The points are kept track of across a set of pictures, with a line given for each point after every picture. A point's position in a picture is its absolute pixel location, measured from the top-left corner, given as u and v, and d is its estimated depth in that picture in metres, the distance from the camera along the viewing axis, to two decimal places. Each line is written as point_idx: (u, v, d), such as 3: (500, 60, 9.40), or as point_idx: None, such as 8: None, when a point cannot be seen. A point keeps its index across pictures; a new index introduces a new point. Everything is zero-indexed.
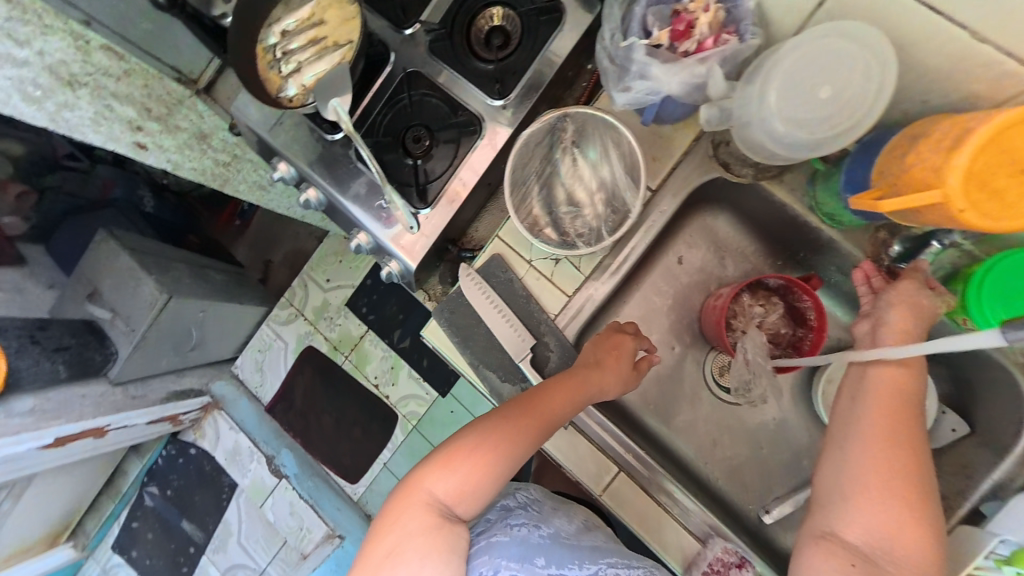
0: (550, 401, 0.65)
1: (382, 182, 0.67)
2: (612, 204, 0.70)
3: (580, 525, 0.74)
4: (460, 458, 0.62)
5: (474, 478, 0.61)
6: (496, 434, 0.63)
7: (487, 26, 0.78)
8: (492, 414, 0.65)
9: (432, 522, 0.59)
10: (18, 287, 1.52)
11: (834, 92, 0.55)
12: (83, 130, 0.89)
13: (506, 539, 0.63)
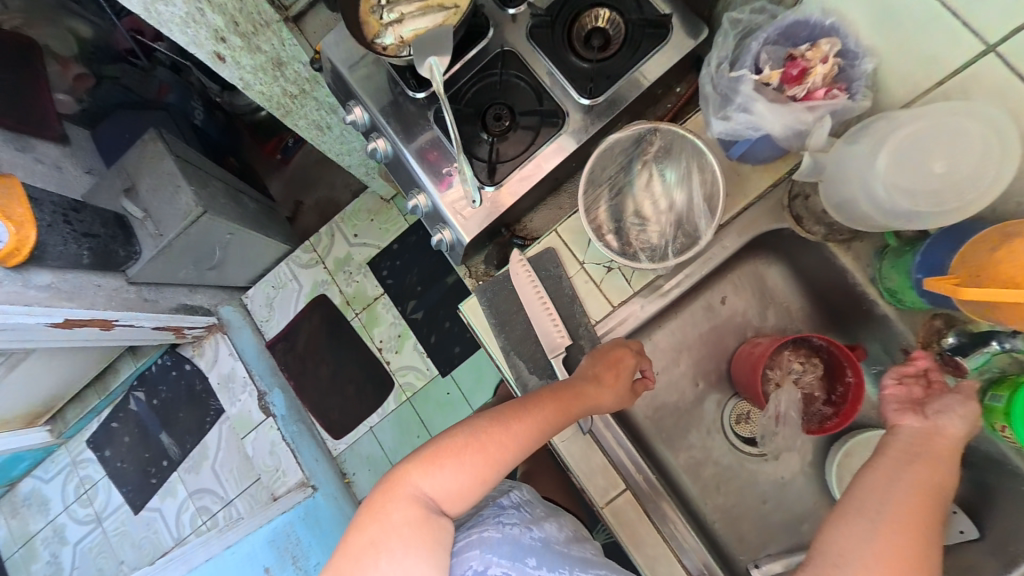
0: (545, 409, 0.64)
1: (459, 149, 0.68)
2: (681, 226, 0.70)
3: (568, 532, 0.75)
4: (447, 457, 0.60)
5: (463, 477, 0.59)
6: (488, 435, 0.61)
7: (591, 26, 0.77)
8: (484, 415, 0.63)
9: (417, 518, 0.56)
10: (56, 166, 1.51)
11: (950, 168, 0.51)
12: (170, 26, 0.88)
13: (497, 536, 0.63)
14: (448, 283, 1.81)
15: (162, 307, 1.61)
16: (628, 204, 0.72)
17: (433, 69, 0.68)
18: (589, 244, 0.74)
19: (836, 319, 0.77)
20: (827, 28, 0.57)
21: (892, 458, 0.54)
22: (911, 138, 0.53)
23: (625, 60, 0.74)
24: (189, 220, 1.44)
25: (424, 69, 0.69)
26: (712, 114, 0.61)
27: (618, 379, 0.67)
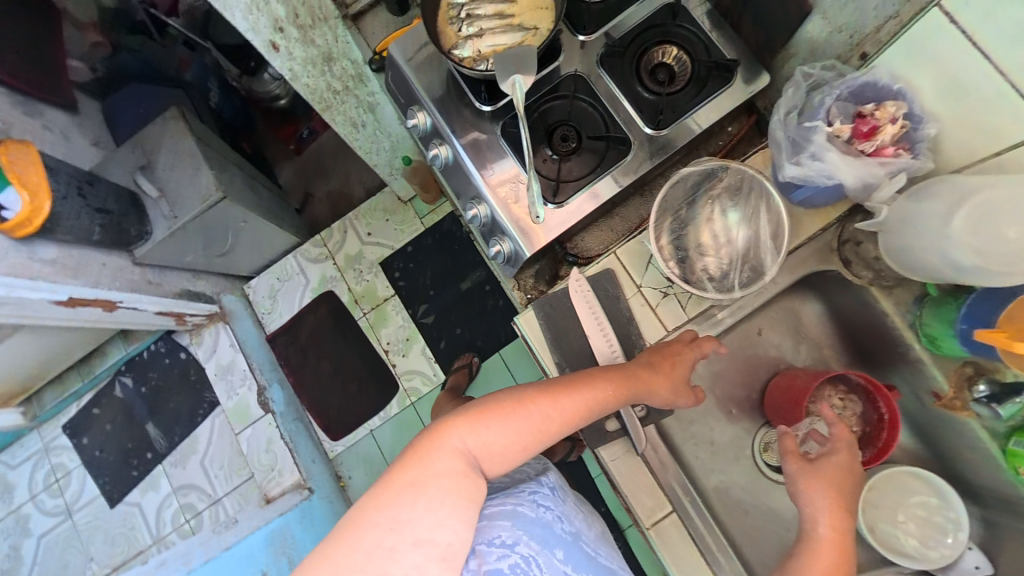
0: (595, 384, 0.65)
1: (532, 164, 0.69)
2: (736, 263, 0.72)
3: (599, 538, 0.75)
4: (499, 414, 0.58)
5: (511, 439, 0.58)
6: (540, 400, 0.61)
7: (658, 60, 0.78)
8: (537, 382, 0.63)
9: (463, 470, 0.54)
10: (62, 135, 1.43)
11: (1022, 237, 0.53)
12: (233, 10, 0.85)
13: (532, 516, 0.65)
14: (461, 288, 1.82)
15: (165, 290, 1.58)
16: (693, 234, 0.73)
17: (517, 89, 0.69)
18: (647, 268, 0.76)
19: (868, 358, 0.81)
20: (894, 91, 0.59)
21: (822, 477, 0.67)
22: (979, 202, 0.56)
23: (689, 97, 0.76)
24: (206, 204, 1.40)
25: (507, 86, 0.69)
26: (784, 161, 0.64)
27: (670, 372, 0.69)
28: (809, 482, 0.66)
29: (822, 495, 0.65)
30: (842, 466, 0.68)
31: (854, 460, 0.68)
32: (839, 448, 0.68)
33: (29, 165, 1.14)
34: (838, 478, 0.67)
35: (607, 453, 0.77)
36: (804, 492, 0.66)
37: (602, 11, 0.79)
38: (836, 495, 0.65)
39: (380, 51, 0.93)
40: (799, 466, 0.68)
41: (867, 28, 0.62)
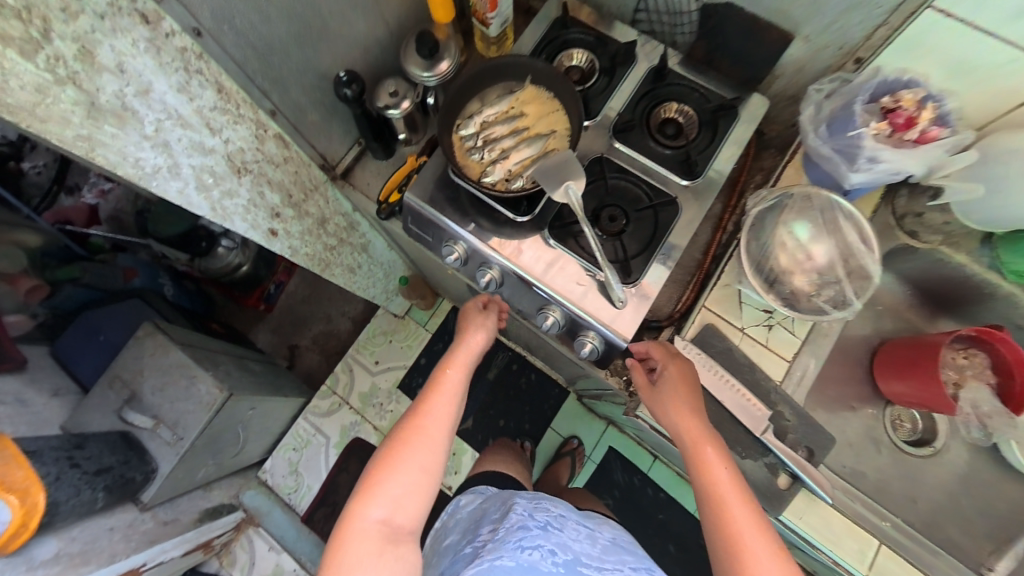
0: (444, 388, 0.74)
1: (607, 255, 0.68)
2: (823, 278, 0.71)
3: (597, 551, 0.76)
4: (381, 476, 0.66)
5: (407, 489, 0.66)
6: (414, 438, 0.69)
7: (662, 118, 0.84)
8: (395, 427, 0.72)
9: (379, 548, 0.61)
10: (20, 400, 1.21)
11: None
12: (232, 217, 0.80)
13: (509, 565, 0.66)
14: (490, 378, 1.77)
15: (184, 524, 1.34)
16: (772, 260, 0.71)
17: (571, 192, 0.70)
18: (742, 309, 0.76)
19: (942, 302, 0.87)
20: (906, 81, 0.68)
21: (672, 381, 0.70)
22: None
23: (707, 140, 0.82)
24: (213, 410, 1.23)
25: (559, 193, 0.70)
26: (845, 168, 0.69)
27: (477, 335, 0.83)
28: (670, 401, 0.69)
29: (681, 408, 0.67)
30: (680, 375, 0.70)
31: (685, 364, 0.70)
32: (666, 363, 0.71)
33: (11, 463, 0.90)
34: (679, 394, 0.69)
35: (794, 514, 0.70)
36: (675, 416, 0.68)
37: (601, 93, 0.84)
38: (687, 400, 0.68)
39: (387, 200, 0.93)
40: (654, 398, 0.71)
41: (857, 38, 0.70)
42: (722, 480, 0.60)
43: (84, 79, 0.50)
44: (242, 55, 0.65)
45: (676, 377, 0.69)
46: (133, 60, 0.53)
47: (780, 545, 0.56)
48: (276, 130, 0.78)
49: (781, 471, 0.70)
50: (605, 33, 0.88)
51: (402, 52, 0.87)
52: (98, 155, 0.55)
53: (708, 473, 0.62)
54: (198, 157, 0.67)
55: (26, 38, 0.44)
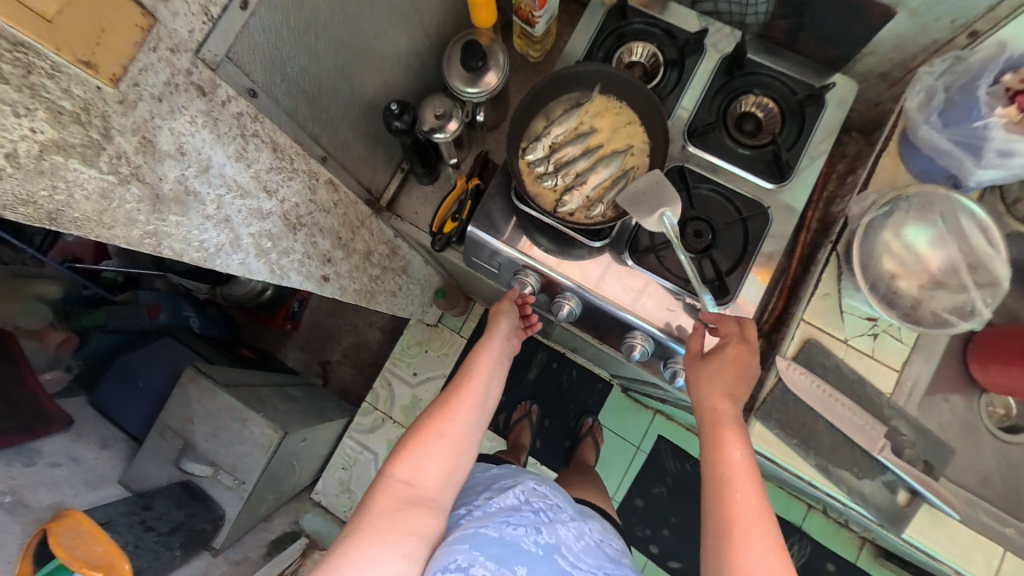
0: (479, 366, 0.72)
1: (707, 284, 0.63)
2: (943, 284, 0.69)
3: (580, 546, 0.68)
4: (420, 444, 0.63)
5: (440, 458, 0.63)
6: (444, 409, 0.66)
7: (739, 113, 0.78)
8: (437, 399, 0.69)
9: (398, 503, 0.59)
10: (74, 459, 1.12)
11: None
12: (289, 273, 0.75)
13: (492, 534, 0.61)
14: (531, 379, 1.68)
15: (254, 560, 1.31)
16: (880, 267, 0.70)
17: (667, 220, 0.65)
18: (845, 320, 0.71)
19: None
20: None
21: (721, 357, 0.64)
22: None
23: (793, 136, 0.76)
24: (271, 451, 1.17)
25: (654, 221, 0.65)
26: (970, 163, 0.64)
27: (512, 323, 0.78)
28: (706, 379, 0.64)
29: (718, 386, 0.63)
30: (735, 359, 0.64)
31: (748, 352, 0.64)
32: (730, 340, 0.65)
33: (88, 539, 0.79)
34: (723, 372, 0.63)
35: (918, 531, 0.67)
36: (707, 392, 0.63)
37: (672, 92, 0.78)
38: (728, 383, 0.63)
39: (441, 230, 0.85)
40: (695, 372, 0.65)
41: (978, 11, 0.65)
42: (738, 467, 0.57)
43: (145, 171, 0.45)
44: (295, 105, 0.58)
45: (732, 355, 0.63)
46: (192, 137, 0.47)
47: (781, 547, 0.52)
48: (327, 175, 0.70)
49: (900, 488, 0.67)
50: (663, 19, 0.80)
51: (445, 65, 0.78)
52: (163, 247, 0.52)
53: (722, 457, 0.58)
54: (256, 223, 0.62)
55: (86, 142, 0.39)
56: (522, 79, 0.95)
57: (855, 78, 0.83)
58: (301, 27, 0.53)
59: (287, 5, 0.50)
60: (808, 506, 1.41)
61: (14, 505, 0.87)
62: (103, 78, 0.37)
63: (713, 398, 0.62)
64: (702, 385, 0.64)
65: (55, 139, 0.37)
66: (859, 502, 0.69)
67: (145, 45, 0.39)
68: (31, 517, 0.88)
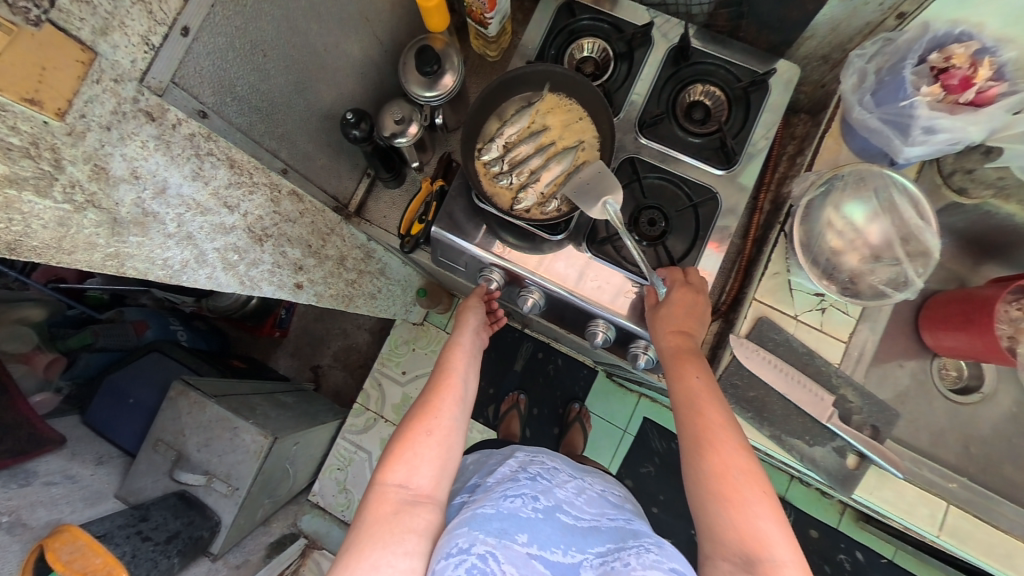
0: (456, 361, 0.73)
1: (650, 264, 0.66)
2: (879, 258, 0.73)
3: (580, 500, 0.74)
4: (410, 447, 0.64)
5: (431, 451, 0.64)
6: (427, 407, 0.67)
7: (688, 103, 0.80)
8: (419, 400, 0.69)
9: (394, 507, 0.59)
10: (70, 477, 1.14)
11: None
12: (261, 284, 0.77)
13: (489, 512, 0.64)
14: (518, 370, 1.71)
15: (255, 563, 1.33)
16: (824, 244, 0.73)
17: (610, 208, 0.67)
18: (794, 297, 0.74)
19: (985, 248, 0.86)
20: (957, 34, 0.66)
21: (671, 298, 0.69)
22: None
23: (740, 122, 0.79)
24: (262, 456, 1.20)
25: (597, 210, 0.68)
26: (899, 141, 0.67)
27: (481, 318, 0.81)
28: (662, 319, 0.68)
29: (672, 326, 0.67)
30: (687, 301, 0.69)
31: (693, 292, 0.70)
32: (675, 284, 0.70)
33: (87, 552, 0.82)
34: (676, 313, 0.68)
35: (867, 490, 0.72)
36: (663, 334, 0.68)
37: (622, 85, 0.81)
38: (682, 322, 0.68)
39: (408, 232, 0.87)
40: (652, 320, 0.70)
41: None
42: (699, 392, 0.61)
43: (101, 198, 0.47)
44: (248, 122, 0.60)
45: (679, 293, 0.69)
46: (145, 162, 0.49)
47: (748, 449, 0.58)
48: (291, 186, 0.72)
49: (849, 452, 0.71)
50: (611, 13, 0.83)
51: (401, 71, 0.80)
52: (128, 267, 0.54)
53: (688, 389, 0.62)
54: (220, 238, 0.64)
55: (38, 175, 0.42)
56: (481, 78, 0.97)
57: (801, 62, 0.86)
58: (248, 46, 0.55)
59: (230, 27, 0.52)
60: (790, 476, 1.46)
61: (13, 525, 0.90)
62: (48, 113, 0.39)
63: (671, 339, 0.67)
64: (658, 324, 0.68)
65: (7, 174, 0.40)
66: (813, 466, 0.73)
67: (88, 78, 0.41)
68: (29, 535, 0.90)
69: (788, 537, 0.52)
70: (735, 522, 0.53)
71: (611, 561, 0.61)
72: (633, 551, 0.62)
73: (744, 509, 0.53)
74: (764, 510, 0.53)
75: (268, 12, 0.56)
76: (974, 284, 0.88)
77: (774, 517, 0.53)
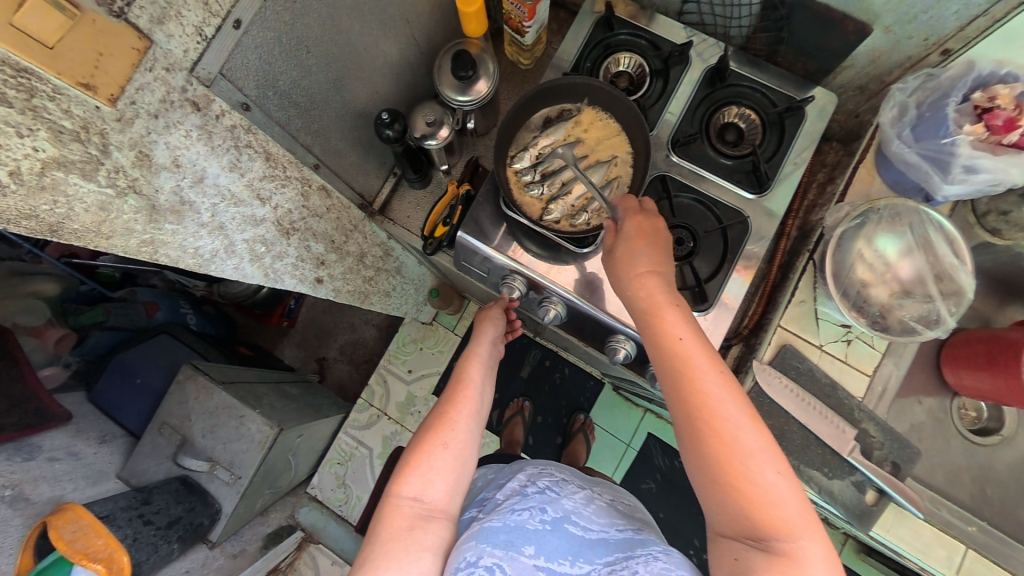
0: (471, 371, 0.72)
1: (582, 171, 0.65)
2: (910, 294, 0.72)
3: (589, 510, 0.72)
4: (425, 461, 0.63)
5: (445, 470, 0.63)
6: (443, 419, 0.66)
7: (722, 124, 0.80)
8: (431, 412, 0.68)
9: (408, 522, 0.59)
10: (73, 454, 1.13)
11: None
12: (283, 277, 0.77)
13: (496, 525, 0.64)
14: (524, 377, 1.70)
15: (251, 553, 1.33)
16: (853, 275, 0.72)
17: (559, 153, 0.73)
18: (819, 327, 0.73)
19: (1014, 289, 0.84)
20: (1003, 75, 0.64)
21: (630, 237, 0.61)
22: None
23: (774, 147, 0.78)
24: (267, 446, 1.19)
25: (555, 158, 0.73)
26: (938, 178, 0.67)
27: (497, 328, 0.80)
28: (626, 260, 0.61)
29: (638, 269, 0.60)
30: (645, 232, 0.61)
31: (649, 218, 0.62)
32: (628, 215, 0.63)
33: (89, 533, 0.82)
34: (636, 252, 0.61)
35: (884, 527, 0.71)
36: (630, 282, 0.60)
37: (656, 102, 0.80)
38: (647, 262, 0.60)
39: (432, 234, 0.87)
40: (612, 266, 0.62)
41: (949, 30, 0.66)
42: (684, 347, 0.54)
43: (142, 184, 0.48)
44: (288, 117, 0.60)
45: (639, 228, 0.62)
46: (186, 150, 0.49)
47: (749, 406, 0.51)
48: (320, 182, 0.72)
49: (867, 488, 0.70)
50: (649, 29, 0.82)
51: (436, 73, 0.79)
52: (161, 254, 0.55)
53: (669, 348, 0.54)
54: (250, 229, 0.65)
55: (85, 158, 0.42)
56: (514, 85, 0.97)
57: (837, 90, 0.85)
58: (292, 42, 0.55)
59: (278, 23, 0.52)
60: None
61: (16, 499, 0.89)
62: (101, 98, 0.39)
63: (641, 288, 0.59)
64: (623, 270, 0.61)
65: (56, 156, 0.40)
66: (830, 501, 0.71)
67: (142, 66, 0.41)
68: (31, 510, 0.90)
69: (800, 502, 0.47)
70: (745, 503, 0.47)
71: (619, 569, 0.59)
72: (641, 559, 0.59)
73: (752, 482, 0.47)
74: (773, 478, 0.48)
75: (317, 10, 0.56)
76: (999, 324, 0.87)
77: (784, 479, 0.48)
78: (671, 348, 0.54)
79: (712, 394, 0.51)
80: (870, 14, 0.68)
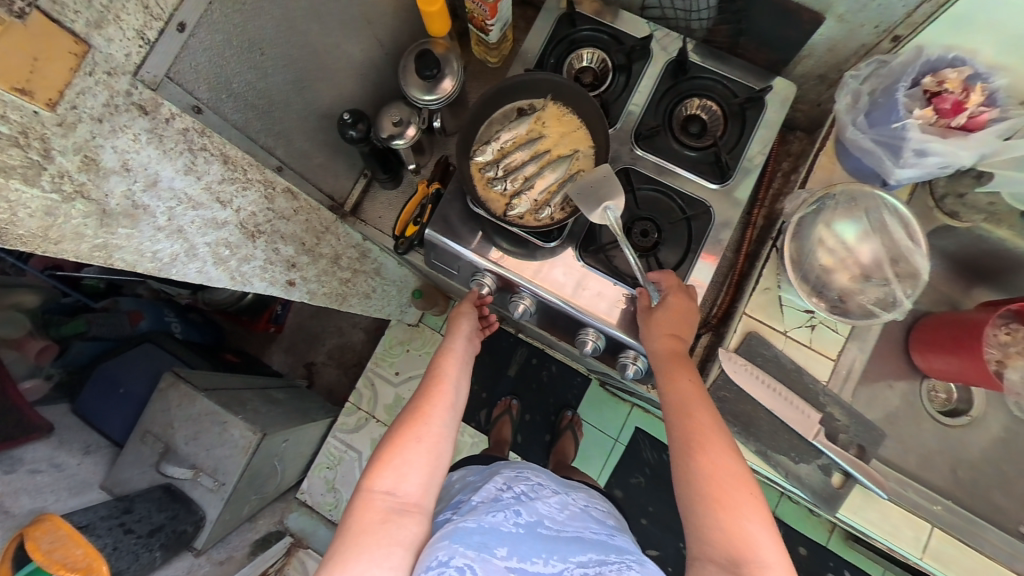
0: (448, 367, 0.72)
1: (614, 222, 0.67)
2: (869, 278, 0.73)
3: (563, 516, 0.74)
4: (399, 454, 0.63)
5: (420, 465, 0.63)
6: (419, 413, 0.67)
7: (685, 116, 0.81)
8: (408, 405, 0.68)
9: (382, 516, 0.60)
10: (56, 466, 1.13)
11: None
12: (252, 279, 0.78)
13: (471, 525, 0.64)
14: (511, 375, 1.71)
15: (239, 559, 1.32)
16: (814, 261, 0.73)
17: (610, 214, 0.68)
18: (784, 313, 0.74)
19: (978, 272, 0.86)
20: (950, 59, 0.66)
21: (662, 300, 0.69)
22: None
23: (736, 137, 0.79)
24: (250, 452, 1.19)
25: (598, 214, 0.68)
26: (890, 163, 0.68)
27: (473, 322, 0.79)
28: (652, 317, 0.68)
29: (663, 326, 0.68)
30: (682, 308, 0.69)
31: (687, 300, 0.69)
32: (671, 290, 0.69)
33: (67, 543, 0.81)
34: (669, 316, 0.68)
35: (851, 509, 0.72)
36: (655, 335, 0.68)
37: (619, 95, 0.81)
38: (676, 326, 0.67)
39: (403, 234, 0.87)
40: (643, 322, 0.69)
41: (897, 16, 0.66)
42: (689, 395, 0.61)
43: (90, 189, 0.48)
44: (245, 119, 0.60)
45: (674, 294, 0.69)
46: (136, 154, 0.50)
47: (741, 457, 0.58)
48: (285, 184, 0.72)
49: (834, 470, 0.71)
50: (612, 25, 0.83)
51: (401, 74, 0.79)
52: (117, 259, 0.56)
53: (679, 391, 0.62)
54: (212, 233, 0.65)
55: (26, 163, 0.43)
56: (483, 83, 0.98)
57: (799, 80, 0.86)
58: (245, 44, 0.55)
59: (226, 24, 0.52)
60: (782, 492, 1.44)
61: None
62: (39, 102, 0.40)
63: (662, 340, 0.67)
64: (648, 322, 0.69)
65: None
66: (799, 485, 0.72)
67: (81, 70, 0.42)
68: (11, 522, 0.89)
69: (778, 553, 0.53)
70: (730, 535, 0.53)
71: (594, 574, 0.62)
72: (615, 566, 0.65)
73: (732, 510, 0.54)
74: (755, 522, 0.53)
75: (268, 11, 0.57)
76: (966, 307, 0.88)
77: (766, 529, 0.53)
78: (681, 392, 0.62)
79: (711, 437, 0.58)
80: (823, 3, 0.69)
